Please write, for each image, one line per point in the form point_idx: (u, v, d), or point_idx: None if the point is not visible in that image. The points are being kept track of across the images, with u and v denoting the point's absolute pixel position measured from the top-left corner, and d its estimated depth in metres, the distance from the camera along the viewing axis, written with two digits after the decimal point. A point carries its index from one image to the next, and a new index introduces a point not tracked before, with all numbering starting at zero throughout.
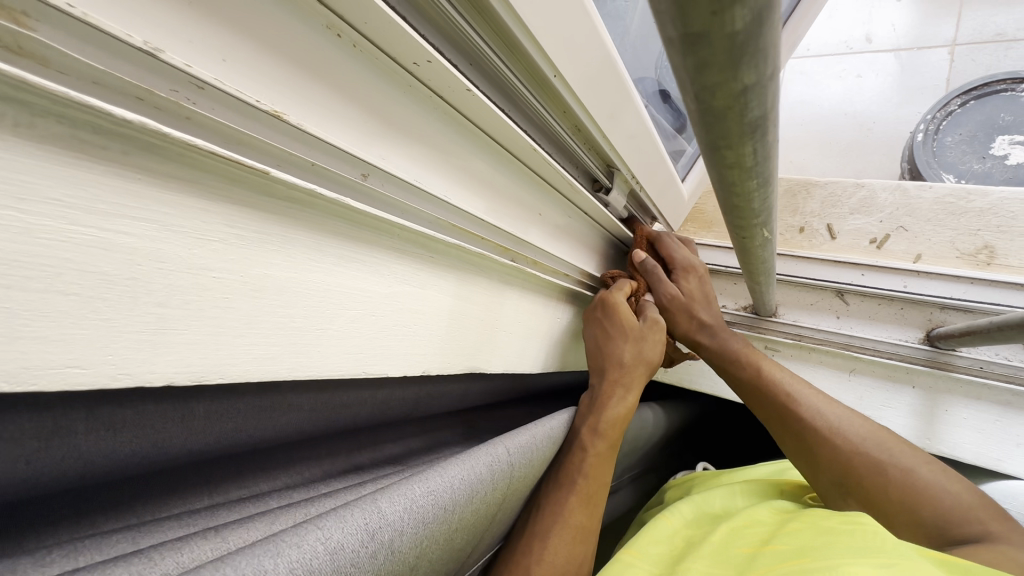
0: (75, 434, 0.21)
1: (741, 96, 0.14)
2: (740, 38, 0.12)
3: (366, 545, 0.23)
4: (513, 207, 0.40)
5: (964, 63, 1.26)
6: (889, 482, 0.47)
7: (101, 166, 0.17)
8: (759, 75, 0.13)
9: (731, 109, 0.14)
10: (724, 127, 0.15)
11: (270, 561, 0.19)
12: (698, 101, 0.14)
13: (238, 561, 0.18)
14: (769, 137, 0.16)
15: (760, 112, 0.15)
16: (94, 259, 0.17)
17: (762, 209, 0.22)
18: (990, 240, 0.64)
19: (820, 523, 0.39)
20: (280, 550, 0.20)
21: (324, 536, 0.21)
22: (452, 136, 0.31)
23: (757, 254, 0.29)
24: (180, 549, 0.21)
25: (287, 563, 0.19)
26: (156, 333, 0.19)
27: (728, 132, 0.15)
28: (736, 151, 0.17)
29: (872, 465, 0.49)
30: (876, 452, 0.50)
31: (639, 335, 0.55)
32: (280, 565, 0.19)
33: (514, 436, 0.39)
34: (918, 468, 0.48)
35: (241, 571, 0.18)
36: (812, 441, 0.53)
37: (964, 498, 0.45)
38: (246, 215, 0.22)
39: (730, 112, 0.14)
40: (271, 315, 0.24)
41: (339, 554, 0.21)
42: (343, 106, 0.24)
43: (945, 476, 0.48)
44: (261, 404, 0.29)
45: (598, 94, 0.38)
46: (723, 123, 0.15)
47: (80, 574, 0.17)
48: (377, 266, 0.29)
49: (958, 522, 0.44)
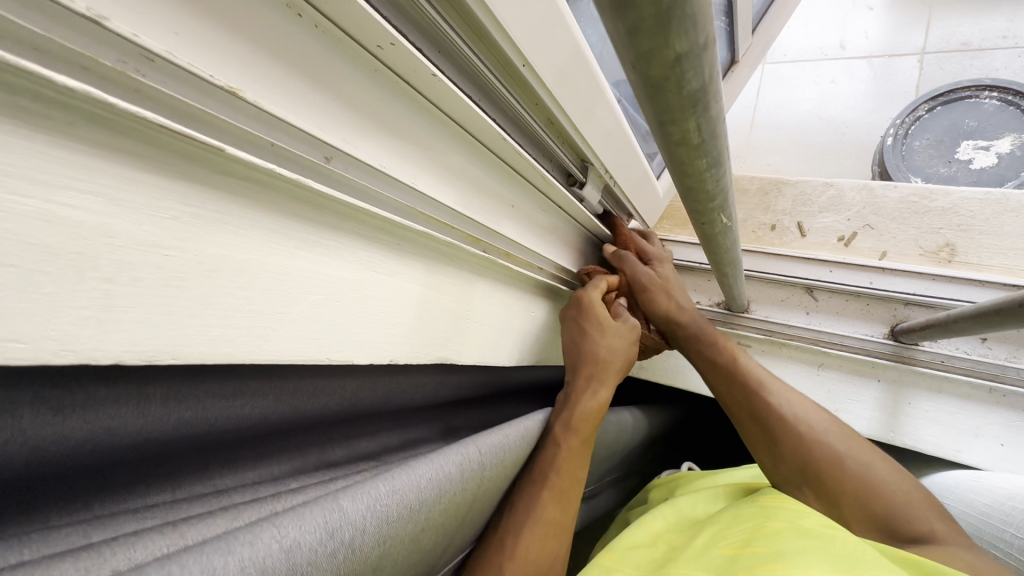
0: (20, 417, 0.20)
1: (676, 65, 0.14)
2: (666, 2, 0.12)
3: (325, 543, 0.22)
4: (486, 198, 0.40)
5: (933, 71, 1.30)
6: (846, 472, 0.48)
7: (44, 135, 0.16)
8: (691, 43, 0.13)
9: (667, 79, 0.14)
10: (665, 99, 0.16)
11: (219, 557, 0.18)
12: (638, 71, 0.14)
13: (186, 557, 0.18)
14: (711, 112, 0.17)
15: (697, 86, 0.15)
16: (34, 230, 0.17)
17: (717, 190, 0.22)
18: (951, 238, 0.66)
19: (799, 526, 0.37)
20: (229, 547, 0.19)
21: (280, 534, 0.21)
22: (420, 124, 0.31)
23: (722, 242, 0.30)
24: (129, 545, 0.20)
25: (238, 560, 0.19)
26: (103, 310, 0.19)
27: (670, 106, 0.16)
28: (680, 126, 0.17)
29: (831, 456, 0.50)
30: (839, 446, 0.51)
31: (614, 332, 0.56)
32: (231, 562, 0.18)
33: (486, 436, 0.38)
34: (873, 462, 0.50)
35: (188, 568, 0.17)
36: (777, 427, 0.53)
37: (913, 497, 0.47)
38: (201, 192, 0.21)
39: (668, 82, 0.15)
40: (229, 296, 0.23)
41: (295, 551, 0.21)
42: (304, 86, 0.24)
43: (898, 473, 0.49)
44: (222, 393, 0.28)
45: (570, 88, 0.38)
46: (665, 96, 0.15)
47: (24, 573, 0.17)
48: (342, 252, 0.29)
49: (910, 521, 0.45)
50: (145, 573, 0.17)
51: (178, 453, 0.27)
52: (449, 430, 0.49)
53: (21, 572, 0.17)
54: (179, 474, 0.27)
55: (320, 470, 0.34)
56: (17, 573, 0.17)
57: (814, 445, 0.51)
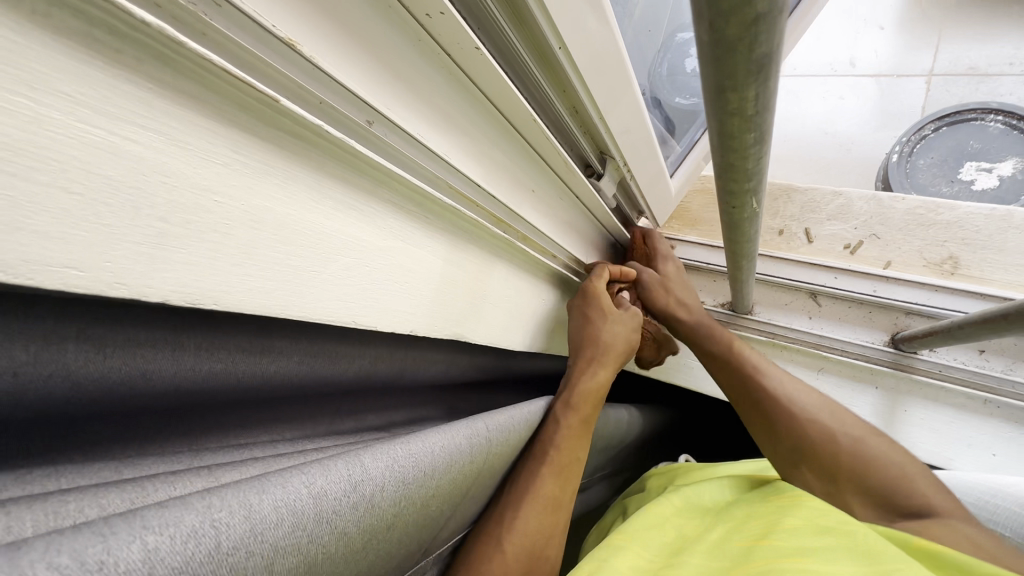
0: (63, 350, 0.20)
1: (753, 26, 0.14)
2: None
3: (349, 495, 0.22)
4: (512, 178, 0.40)
5: (939, 92, 1.32)
6: (840, 453, 0.50)
7: (116, 69, 0.17)
8: (772, 4, 0.14)
9: (740, 41, 0.15)
10: (732, 63, 0.16)
11: (256, 496, 0.19)
12: (713, 31, 0.15)
13: (225, 493, 0.18)
14: (770, 81, 0.17)
15: (765, 52, 0.16)
16: (99, 161, 0.17)
17: (755, 170, 0.23)
18: (955, 251, 0.67)
19: (820, 522, 0.38)
20: (265, 488, 0.19)
21: (309, 481, 0.21)
22: (456, 97, 0.32)
23: (744, 230, 0.31)
24: (170, 481, 0.20)
25: (273, 501, 0.19)
26: (156, 248, 0.19)
27: (734, 70, 0.16)
28: (739, 94, 0.17)
29: (824, 436, 0.51)
30: (833, 427, 0.52)
31: (618, 320, 0.56)
32: (266, 502, 0.19)
33: (495, 417, 0.39)
34: (872, 443, 0.50)
35: (228, 503, 0.18)
36: (773, 410, 0.55)
37: (911, 473, 0.47)
38: (250, 141, 0.22)
39: (740, 44, 0.15)
40: (270, 249, 0.24)
41: (323, 499, 0.21)
42: (353, 45, 0.24)
43: (895, 450, 0.50)
44: (251, 348, 0.28)
45: (599, 76, 0.39)
46: (732, 59, 0.16)
47: (71, 498, 0.17)
48: (374, 217, 0.30)
49: (906, 494, 0.46)
50: (189, 503, 0.17)
51: (201, 403, 0.27)
52: (453, 410, 0.50)
53: (69, 497, 0.17)
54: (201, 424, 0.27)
55: (329, 435, 0.34)
56: (65, 498, 0.17)
57: (808, 428, 0.52)
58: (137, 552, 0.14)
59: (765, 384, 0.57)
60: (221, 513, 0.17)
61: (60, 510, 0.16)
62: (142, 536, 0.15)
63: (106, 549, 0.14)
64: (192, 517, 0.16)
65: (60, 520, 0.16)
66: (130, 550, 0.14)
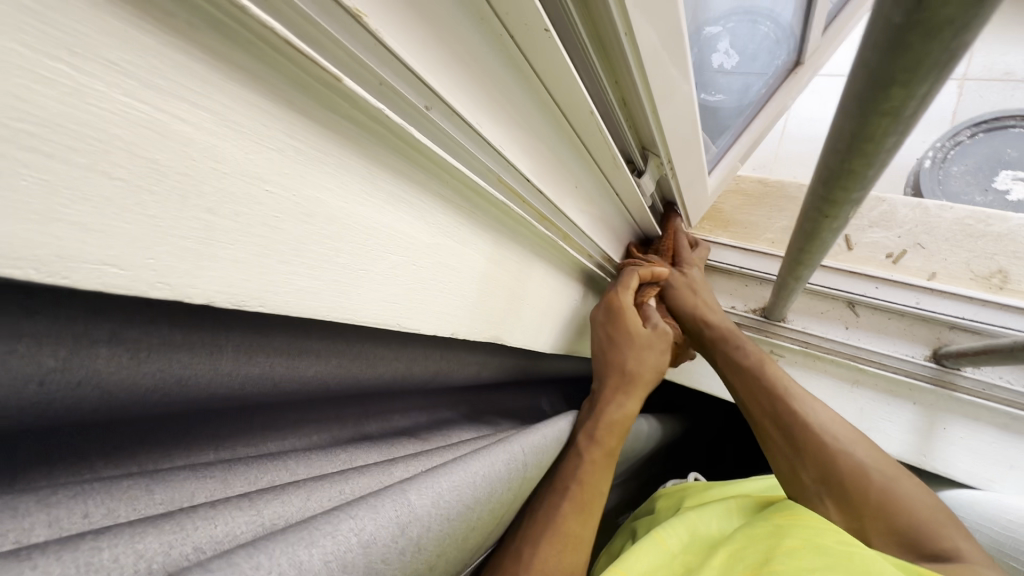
0: (96, 353, 0.18)
1: (973, 9, 0.13)
2: None
3: (396, 540, 0.20)
4: (560, 173, 0.38)
5: (972, 98, 1.29)
6: (871, 486, 0.48)
7: (166, 36, 0.14)
8: None
9: (948, 23, 0.13)
10: (916, 53, 0.15)
11: (304, 549, 0.17)
12: (912, 12, 0.13)
13: (271, 546, 0.16)
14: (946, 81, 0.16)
15: (967, 41, 0.14)
16: (146, 143, 0.15)
17: (870, 180, 0.22)
18: (1004, 265, 0.65)
19: (817, 543, 0.38)
20: (314, 538, 0.17)
21: (359, 526, 0.19)
22: (519, 86, 0.29)
23: (819, 241, 0.31)
24: (212, 517, 0.18)
25: (321, 554, 0.17)
26: (203, 243, 0.17)
27: (917, 63, 0.15)
28: (909, 90, 0.16)
29: (857, 469, 0.49)
30: (864, 459, 0.50)
31: (646, 344, 0.52)
32: (316, 556, 0.17)
33: (530, 434, 0.37)
34: (904, 488, 0.48)
35: (274, 560, 0.16)
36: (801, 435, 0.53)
37: (940, 516, 0.46)
38: (306, 126, 0.19)
39: (946, 29, 0.14)
40: (319, 246, 0.21)
41: (372, 547, 0.19)
42: (420, 23, 0.22)
43: (927, 495, 0.48)
44: (289, 348, 0.26)
45: (660, 68, 0.36)
46: (928, 43, 0.14)
47: (107, 542, 0.15)
48: (424, 212, 0.28)
49: (936, 541, 0.43)
50: (236, 563, 0.15)
51: (226, 410, 0.25)
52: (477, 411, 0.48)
53: (106, 539, 0.15)
54: (226, 433, 0.25)
55: (357, 440, 0.32)
56: (100, 542, 0.15)
57: (839, 458, 0.50)
58: None
59: (792, 407, 0.55)
60: None
61: (96, 562, 0.14)
62: None
63: None
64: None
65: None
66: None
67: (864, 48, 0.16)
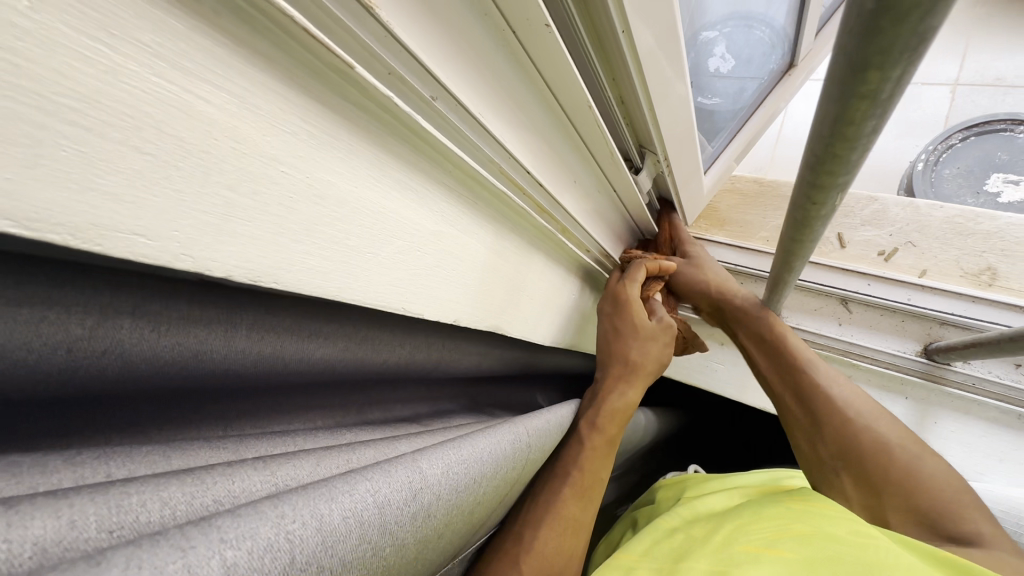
0: (120, 325, 0.19)
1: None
2: None
3: (410, 504, 0.21)
4: (559, 168, 0.39)
5: (964, 102, 1.31)
6: (891, 462, 0.50)
7: (193, 21, 0.15)
8: None
9: (917, 8, 0.14)
10: (889, 41, 0.16)
11: (325, 504, 0.18)
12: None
13: (294, 498, 0.17)
14: (916, 67, 0.17)
15: (934, 24, 0.15)
16: (173, 121, 0.16)
17: (854, 163, 0.23)
18: (993, 262, 0.67)
19: (828, 530, 0.38)
20: (333, 495, 0.18)
21: (374, 489, 0.20)
22: (520, 80, 0.30)
23: (809, 229, 0.32)
24: (229, 475, 0.19)
25: (341, 510, 0.18)
26: (222, 219, 0.18)
27: (889, 49, 0.16)
28: (883, 74, 0.17)
29: (878, 444, 0.52)
30: (884, 434, 0.52)
31: (651, 336, 0.54)
32: (336, 511, 0.18)
33: (534, 419, 0.37)
34: (926, 462, 0.50)
35: (300, 511, 0.17)
36: (824, 412, 0.56)
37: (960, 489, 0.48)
38: (319, 111, 0.20)
39: (915, 12, 0.15)
40: (330, 227, 0.22)
41: (387, 508, 0.20)
42: (427, 17, 0.23)
43: (947, 468, 0.50)
44: (299, 329, 0.27)
45: (657, 65, 0.38)
46: (898, 28, 0.15)
47: (134, 490, 0.16)
48: (429, 200, 0.29)
49: (954, 517, 0.46)
50: (262, 511, 0.16)
51: (240, 388, 0.26)
52: (477, 403, 0.49)
53: (133, 489, 0.16)
54: (238, 411, 0.26)
55: (361, 425, 0.33)
56: (128, 489, 0.16)
57: (861, 435, 0.53)
58: (217, 566, 0.14)
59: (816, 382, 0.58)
60: (295, 524, 0.16)
61: (125, 504, 0.16)
62: (222, 550, 0.14)
63: (185, 566, 0.13)
64: (266, 529, 0.16)
65: (126, 517, 0.15)
66: (210, 567, 0.13)
67: (842, 35, 0.17)
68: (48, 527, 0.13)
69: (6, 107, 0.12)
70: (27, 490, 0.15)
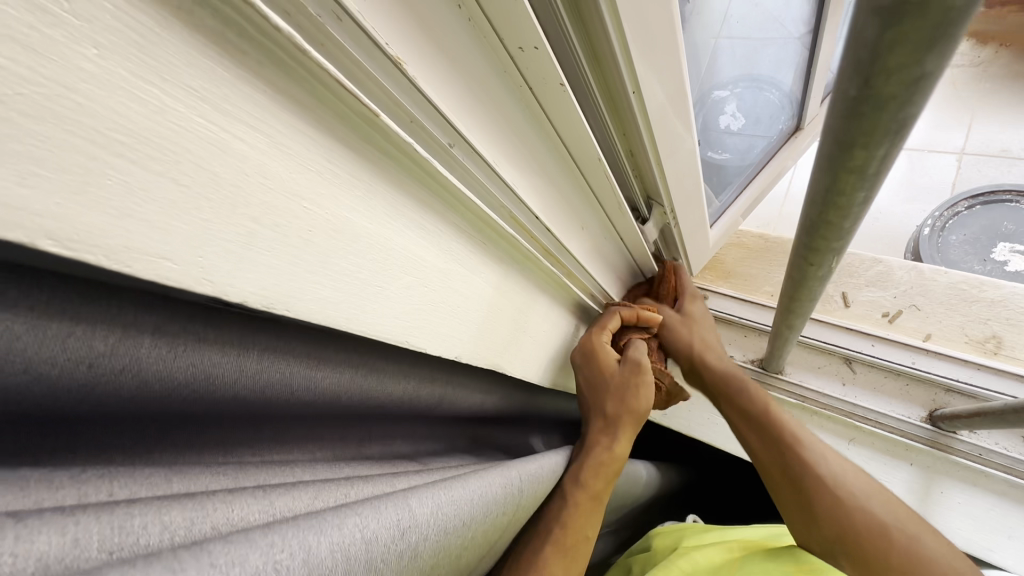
0: (140, 343, 0.19)
1: (911, 85, 0.16)
2: (953, 14, 0.13)
3: (396, 542, 0.21)
4: (568, 214, 0.40)
5: (970, 171, 1.33)
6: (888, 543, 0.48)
7: (238, 70, 0.17)
8: (935, 67, 0.15)
9: (894, 98, 0.16)
10: (870, 121, 0.17)
11: (314, 536, 0.18)
12: (865, 88, 0.16)
13: (286, 530, 0.18)
14: (901, 142, 0.18)
15: (910, 111, 0.17)
16: (209, 157, 0.17)
17: (848, 229, 0.25)
18: (998, 331, 0.68)
19: None
20: (322, 527, 0.19)
21: (362, 524, 0.20)
22: (535, 133, 0.32)
23: (809, 287, 0.32)
24: (229, 502, 0.20)
25: (330, 544, 0.18)
26: (243, 247, 0.19)
27: (872, 129, 0.18)
28: (868, 151, 0.19)
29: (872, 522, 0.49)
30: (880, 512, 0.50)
31: (624, 383, 0.51)
32: (324, 544, 0.18)
33: (526, 465, 0.37)
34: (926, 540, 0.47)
35: (289, 542, 0.18)
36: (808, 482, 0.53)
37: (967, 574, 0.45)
38: (344, 153, 0.22)
39: (891, 102, 0.16)
40: (343, 260, 0.23)
41: (373, 545, 0.20)
42: (453, 73, 0.25)
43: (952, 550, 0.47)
44: (308, 359, 0.27)
45: (664, 129, 0.40)
46: (880, 113, 0.17)
47: (138, 509, 0.17)
48: (439, 239, 0.30)
49: None
50: (253, 539, 0.17)
51: (243, 415, 0.26)
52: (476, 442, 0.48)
53: (136, 510, 0.17)
54: (239, 438, 0.26)
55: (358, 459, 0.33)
56: (132, 510, 0.17)
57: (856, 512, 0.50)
58: None
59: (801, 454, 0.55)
60: (282, 554, 0.17)
61: (126, 525, 0.16)
62: None
63: None
64: (255, 557, 0.16)
65: (126, 539, 0.16)
66: None
67: (830, 118, 0.19)
68: (54, 542, 0.14)
69: (68, 140, 0.13)
70: (31, 504, 0.16)
